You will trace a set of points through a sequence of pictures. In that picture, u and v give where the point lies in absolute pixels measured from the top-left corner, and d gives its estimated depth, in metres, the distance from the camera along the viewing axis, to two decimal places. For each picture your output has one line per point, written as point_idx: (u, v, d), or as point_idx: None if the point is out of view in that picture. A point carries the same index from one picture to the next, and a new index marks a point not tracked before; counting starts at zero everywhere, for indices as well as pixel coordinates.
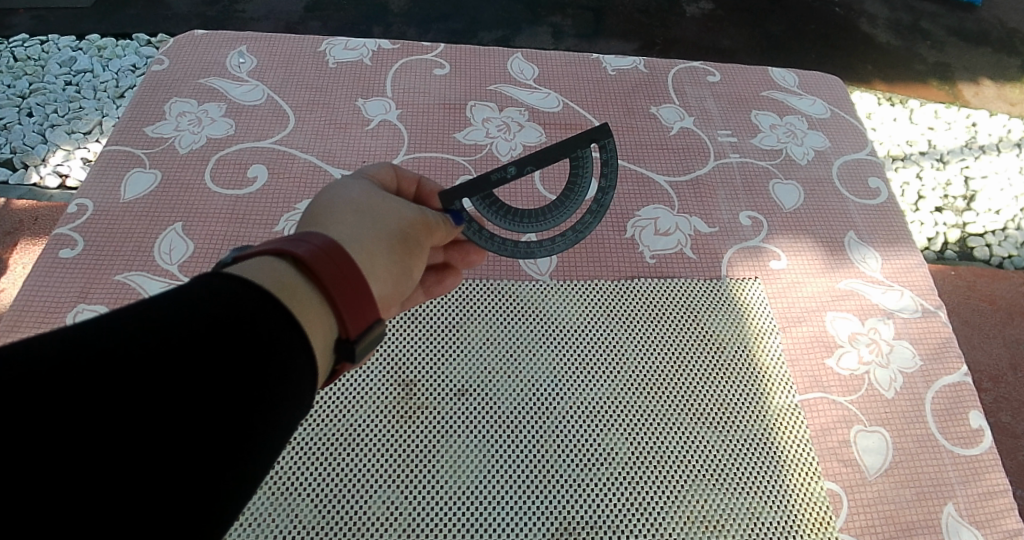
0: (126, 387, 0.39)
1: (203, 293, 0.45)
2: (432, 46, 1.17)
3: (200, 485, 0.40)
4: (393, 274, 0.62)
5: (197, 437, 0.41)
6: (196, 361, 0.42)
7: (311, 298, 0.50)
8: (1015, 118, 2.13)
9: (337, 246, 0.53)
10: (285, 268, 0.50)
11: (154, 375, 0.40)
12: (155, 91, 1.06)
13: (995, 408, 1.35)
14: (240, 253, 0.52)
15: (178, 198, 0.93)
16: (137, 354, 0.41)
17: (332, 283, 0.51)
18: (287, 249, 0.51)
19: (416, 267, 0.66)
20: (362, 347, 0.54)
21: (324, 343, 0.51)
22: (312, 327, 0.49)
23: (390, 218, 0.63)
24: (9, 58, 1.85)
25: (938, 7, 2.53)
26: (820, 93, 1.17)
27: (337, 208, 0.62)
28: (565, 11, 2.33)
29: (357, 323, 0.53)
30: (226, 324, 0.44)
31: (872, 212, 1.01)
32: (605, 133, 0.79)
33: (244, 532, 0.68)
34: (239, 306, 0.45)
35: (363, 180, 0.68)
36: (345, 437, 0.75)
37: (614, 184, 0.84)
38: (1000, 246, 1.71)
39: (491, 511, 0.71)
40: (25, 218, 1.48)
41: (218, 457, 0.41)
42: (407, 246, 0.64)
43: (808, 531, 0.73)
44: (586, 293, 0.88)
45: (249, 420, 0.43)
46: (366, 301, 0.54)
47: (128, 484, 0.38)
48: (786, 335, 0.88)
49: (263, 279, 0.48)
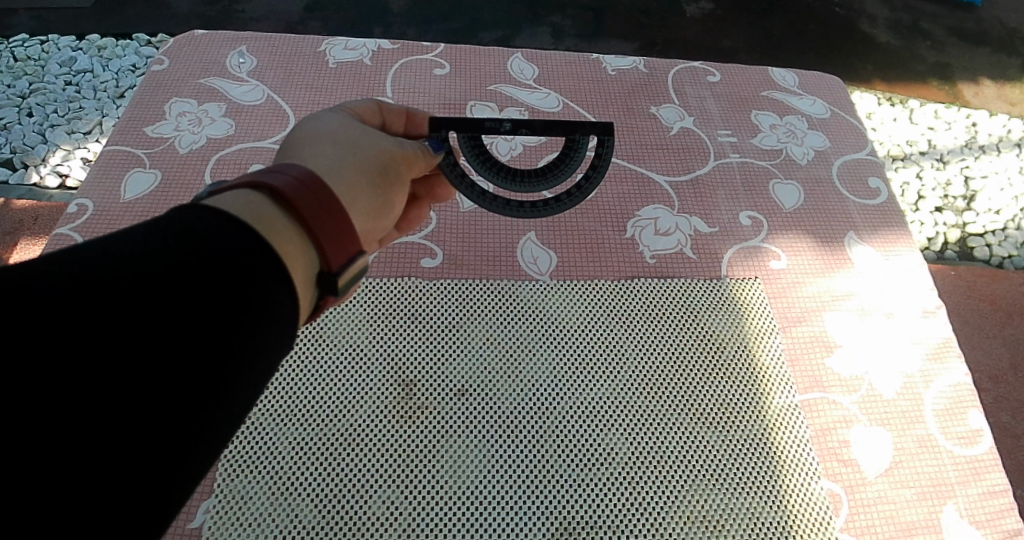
0: (108, 333, 0.38)
1: (186, 231, 0.44)
2: (433, 47, 1.17)
3: (181, 441, 0.40)
4: (373, 208, 0.62)
5: (179, 392, 0.40)
6: (182, 306, 0.41)
7: (290, 229, 0.50)
8: (1015, 117, 2.13)
9: (315, 177, 0.53)
10: (265, 202, 0.50)
11: (143, 319, 0.40)
12: (155, 91, 1.05)
13: (995, 408, 1.35)
14: (216, 187, 0.51)
15: (179, 199, 0.93)
16: (123, 299, 0.39)
17: (312, 217, 0.51)
18: (264, 182, 0.50)
19: (395, 200, 0.66)
20: (345, 279, 0.54)
21: (306, 273, 0.51)
22: (293, 259, 0.49)
23: (370, 152, 0.63)
24: (9, 58, 1.85)
25: (938, 7, 2.53)
26: (819, 93, 1.17)
27: (316, 139, 0.61)
28: (565, 11, 2.33)
29: (339, 255, 0.53)
30: (210, 264, 0.43)
31: (872, 212, 1.02)
32: (605, 129, 0.78)
33: (244, 531, 0.68)
34: (224, 248, 0.44)
35: (340, 113, 0.66)
36: (345, 436, 0.74)
37: (605, 170, 0.83)
38: (1000, 246, 1.71)
39: (491, 511, 0.71)
40: (25, 218, 1.48)
41: (201, 417, 0.41)
42: (387, 179, 0.64)
43: (808, 531, 0.73)
44: (586, 293, 0.88)
45: (225, 387, 0.42)
46: (347, 228, 0.54)
47: (111, 442, 0.37)
48: (786, 335, 0.88)
49: (241, 212, 0.48)
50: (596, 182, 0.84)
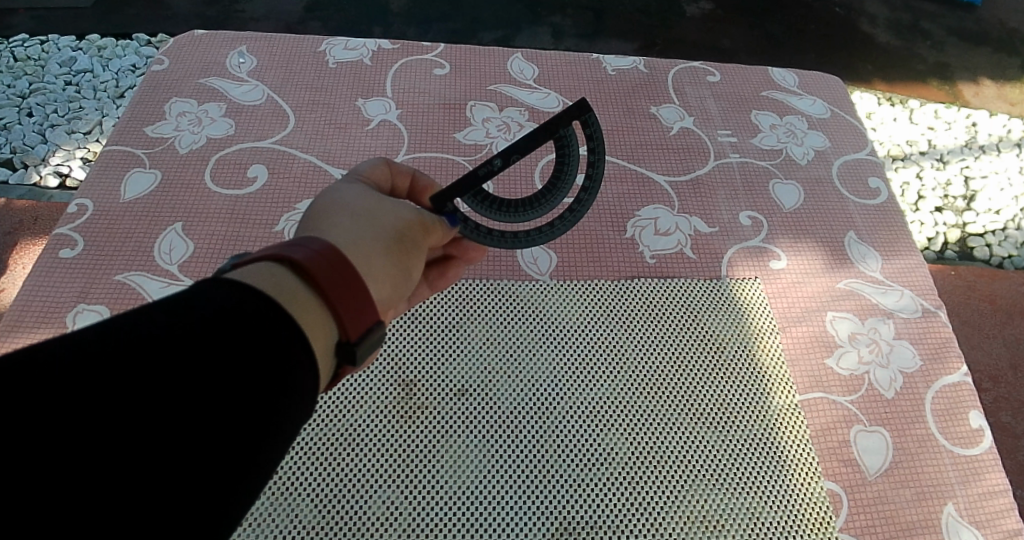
0: (124, 387, 0.39)
1: (204, 296, 0.44)
2: (433, 47, 1.17)
3: (211, 489, 0.39)
4: (391, 276, 0.62)
5: (209, 439, 0.40)
6: (204, 362, 0.41)
7: (311, 303, 0.50)
8: (1015, 118, 2.13)
9: (335, 251, 0.53)
10: (286, 275, 0.50)
11: (162, 373, 0.40)
12: (155, 91, 1.06)
13: (995, 408, 1.35)
14: (239, 259, 0.51)
15: (179, 198, 0.93)
16: (142, 352, 0.40)
17: (332, 291, 0.51)
18: (287, 254, 0.50)
19: (413, 266, 0.65)
20: (363, 350, 0.53)
21: (324, 345, 0.51)
22: (312, 331, 0.49)
23: (388, 220, 0.63)
24: (9, 58, 1.85)
25: (938, 7, 2.53)
26: (819, 93, 1.17)
27: (333, 211, 0.61)
28: (565, 11, 2.33)
29: (357, 326, 0.53)
30: (225, 316, 0.43)
31: (872, 212, 1.02)
32: (583, 107, 0.73)
33: (246, 533, 0.68)
34: (244, 306, 0.45)
35: (358, 182, 0.67)
36: (345, 437, 0.75)
37: (604, 147, 0.80)
38: (1000, 246, 1.71)
39: (491, 511, 0.71)
40: (25, 218, 1.48)
41: (233, 466, 0.41)
42: (404, 246, 0.64)
43: (809, 531, 0.73)
44: (586, 292, 0.88)
45: (255, 426, 0.42)
46: (366, 304, 0.53)
47: (131, 485, 0.37)
48: (786, 335, 0.88)
49: (263, 285, 0.48)
50: (599, 165, 0.82)
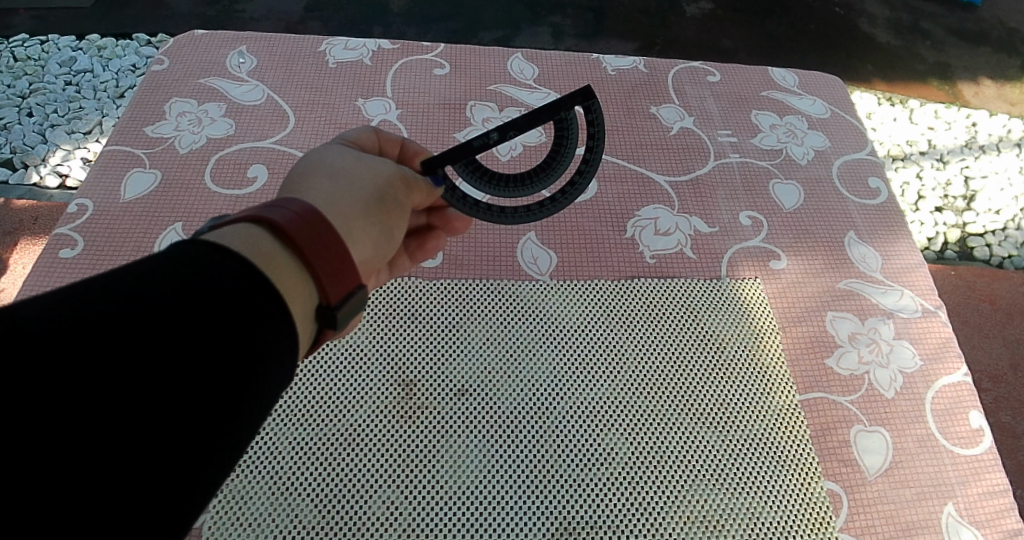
0: (116, 349, 0.39)
1: (188, 267, 0.43)
2: (433, 46, 1.17)
3: (188, 475, 0.40)
4: (372, 238, 0.62)
5: (190, 422, 0.40)
6: (186, 338, 0.41)
7: (291, 267, 0.50)
8: (1015, 117, 2.13)
9: (315, 212, 0.53)
10: (263, 236, 0.50)
11: (150, 340, 0.40)
12: (155, 91, 1.05)
13: (995, 408, 1.35)
14: (217, 222, 0.51)
15: (179, 199, 0.93)
16: (129, 321, 0.40)
17: (312, 251, 0.51)
18: (265, 217, 0.50)
19: (396, 229, 0.65)
20: (345, 314, 0.54)
21: (304, 310, 0.51)
22: (293, 295, 0.49)
23: (368, 183, 0.63)
24: (9, 58, 1.85)
25: (938, 7, 2.53)
26: (819, 93, 1.17)
27: (314, 174, 0.61)
28: (565, 11, 2.33)
29: (337, 289, 0.53)
30: (216, 288, 0.43)
31: (872, 212, 1.02)
32: (588, 93, 0.74)
33: (245, 532, 0.68)
34: (222, 279, 0.44)
35: (341, 145, 0.67)
36: (345, 437, 0.74)
37: (604, 135, 0.80)
38: (1000, 246, 1.71)
39: (491, 511, 0.71)
40: (25, 218, 1.48)
41: (202, 450, 0.41)
42: (387, 208, 0.64)
43: (808, 531, 0.73)
44: (586, 292, 0.88)
45: (231, 410, 0.42)
46: (347, 264, 0.53)
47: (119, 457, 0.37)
48: (785, 335, 0.88)
49: (240, 248, 0.48)
50: (597, 150, 0.81)
